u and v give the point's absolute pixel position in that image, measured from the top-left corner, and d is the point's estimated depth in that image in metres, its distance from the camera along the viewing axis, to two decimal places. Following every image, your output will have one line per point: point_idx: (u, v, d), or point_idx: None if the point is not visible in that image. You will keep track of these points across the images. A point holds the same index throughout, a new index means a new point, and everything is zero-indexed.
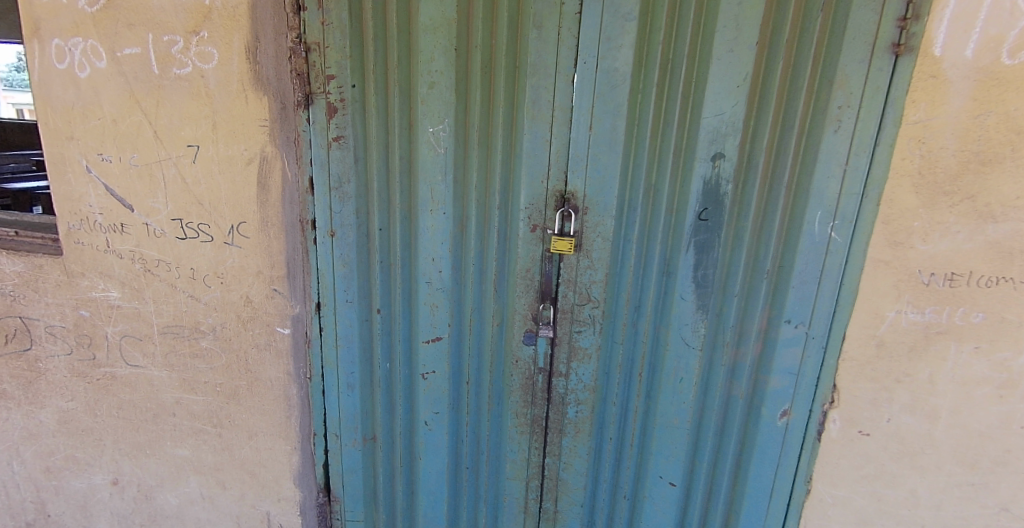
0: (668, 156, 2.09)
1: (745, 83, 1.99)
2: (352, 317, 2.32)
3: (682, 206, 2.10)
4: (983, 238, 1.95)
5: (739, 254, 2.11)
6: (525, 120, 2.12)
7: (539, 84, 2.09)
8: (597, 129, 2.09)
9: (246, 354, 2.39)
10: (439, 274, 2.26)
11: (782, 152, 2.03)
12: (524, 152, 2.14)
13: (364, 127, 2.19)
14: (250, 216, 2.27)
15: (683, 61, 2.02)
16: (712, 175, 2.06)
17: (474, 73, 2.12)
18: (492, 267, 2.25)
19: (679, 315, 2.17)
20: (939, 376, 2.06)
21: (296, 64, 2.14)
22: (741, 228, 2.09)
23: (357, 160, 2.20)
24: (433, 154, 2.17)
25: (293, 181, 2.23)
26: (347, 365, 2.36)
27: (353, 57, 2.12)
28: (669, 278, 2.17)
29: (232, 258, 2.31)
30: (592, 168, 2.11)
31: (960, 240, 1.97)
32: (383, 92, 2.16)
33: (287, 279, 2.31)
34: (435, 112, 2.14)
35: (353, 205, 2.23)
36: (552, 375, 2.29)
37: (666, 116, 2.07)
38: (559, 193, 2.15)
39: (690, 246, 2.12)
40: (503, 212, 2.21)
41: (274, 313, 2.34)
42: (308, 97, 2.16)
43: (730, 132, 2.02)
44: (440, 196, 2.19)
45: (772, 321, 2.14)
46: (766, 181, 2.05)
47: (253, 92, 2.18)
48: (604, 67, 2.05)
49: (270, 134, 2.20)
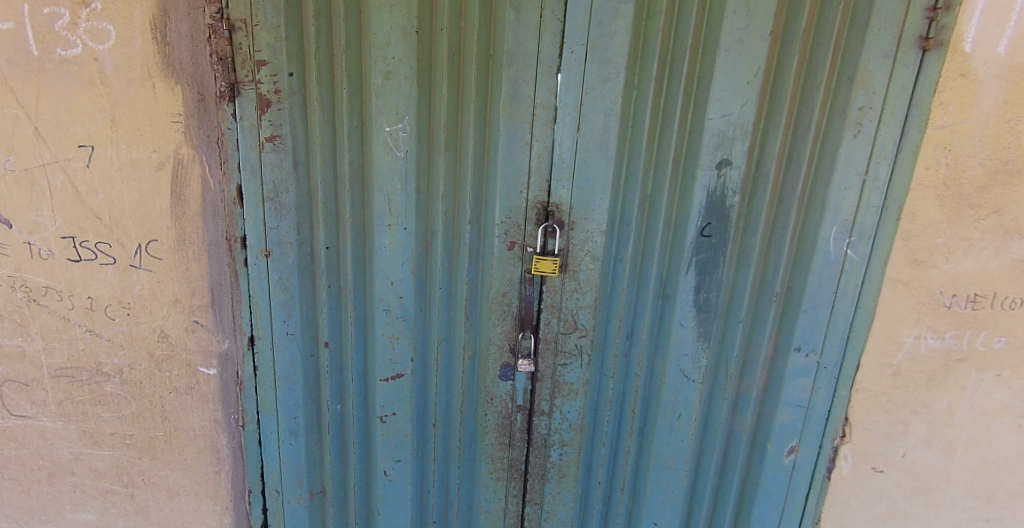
0: (666, 162, 1.81)
1: (755, 80, 1.73)
2: (294, 353, 1.94)
3: (682, 221, 1.83)
4: (1009, 256, 1.77)
5: (744, 275, 1.86)
6: (501, 119, 1.80)
7: (517, 77, 1.77)
8: (586, 131, 1.78)
9: (162, 399, 1.98)
10: (399, 300, 1.91)
11: (794, 159, 1.78)
12: (499, 156, 1.82)
13: (304, 125, 1.81)
14: (163, 233, 1.84)
15: (685, 53, 1.74)
16: (717, 185, 1.79)
17: (439, 62, 1.77)
18: (463, 292, 1.92)
19: (677, 344, 1.91)
20: (958, 406, 1.86)
21: (217, 45, 1.72)
22: (748, 246, 1.84)
23: (297, 165, 1.82)
24: (390, 158, 1.81)
25: (216, 191, 1.82)
26: (288, 409, 1.98)
27: (290, 39, 1.74)
28: (666, 302, 1.90)
29: (141, 285, 1.89)
30: (579, 177, 1.81)
31: (984, 258, 1.78)
32: (328, 82, 1.78)
33: (211, 309, 1.90)
34: (393, 108, 1.78)
35: (293, 220, 1.85)
36: (533, 414, 1.99)
37: (665, 115, 1.78)
38: (541, 205, 1.85)
39: (691, 266, 1.85)
40: (475, 227, 1.88)
41: (196, 351, 1.93)
42: (233, 87, 1.75)
43: (738, 136, 1.76)
44: (399, 208, 1.84)
45: (778, 348, 1.90)
46: (777, 193, 1.80)
47: (162, 81, 1.74)
48: (594, 59, 1.74)
49: (186, 132, 1.78)
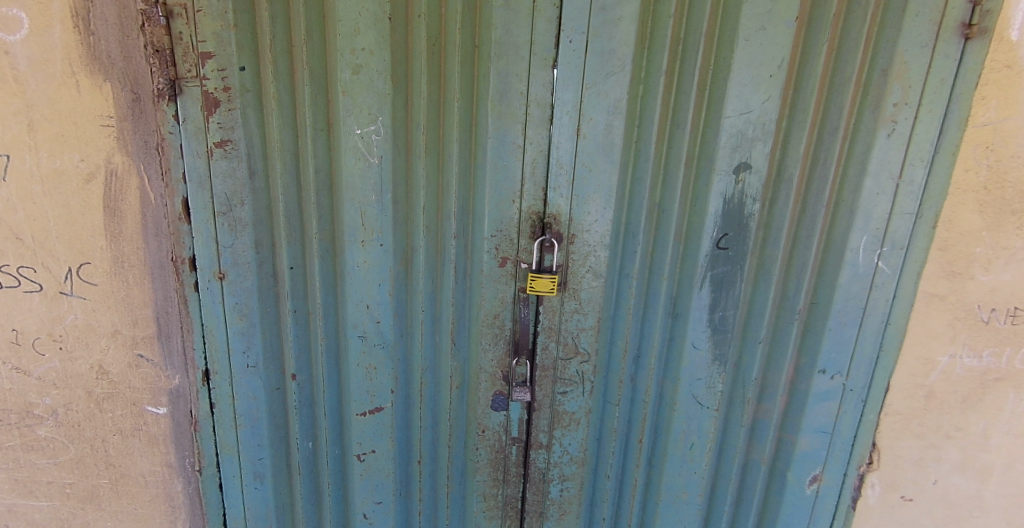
0: (677, 166, 1.60)
1: (779, 72, 1.52)
2: (256, 387, 1.71)
3: (695, 232, 1.63)
4: None
5: (763, 290, 1.67)
6: (489, 119, 1.57)
7: (507, 70, 1.54)
8: (587, 132, 1.56)
9: (104, 443, 1.73)
10: (375, 326, 1.68)
11: (820, 161, 1.59)
12: (487, 161, 1.59)
13: (261, 127, 1.55)
14: (98, 255, 1.58)
15: (699, 41, 1.53)
16: (735, 192, 1.59)
17: (417, 53, 1.53)
18: (449, 314, 1.70)
19: (690, 368, 1.72)
20: (994, 429, 1.70)
21: (152, 35, 1.45)
22: (767, 258, 1.65)
23: (253, 174, 1.57)
24: (362, 165, 1.57)
25: (158, 206, 1.56)
26: (252, 450, 1.75)
27: (241, 27, 1.48)
28: (677, 321, 1.70)
29: (74, 315, 1.62)
30: (580, 184, 1.60)
31: None
32: (287, 77, 1.53)
33: (158, 341, 1.65)
34: (364, 107, 1.53)
35: (250, 237, 1.61)
36: (530, 447, 1.79)
37: (676, 113, 1.57)
38: (536, 216, 1.63)
39: (705, 282, 1.65)
40: (461, 242, 1.66)
41: (141, 389, 1.68)
42: (174, 84, 1.49)
43: (759, 136, 1.56)
44: (374, 222, 1.61)
45: (799, 370, 1.72)
46: (800, 199, 1.61)
47: (87, 77, 1.46)
48: (596, 49, 1.52)
49: (119, 138, 1.51)
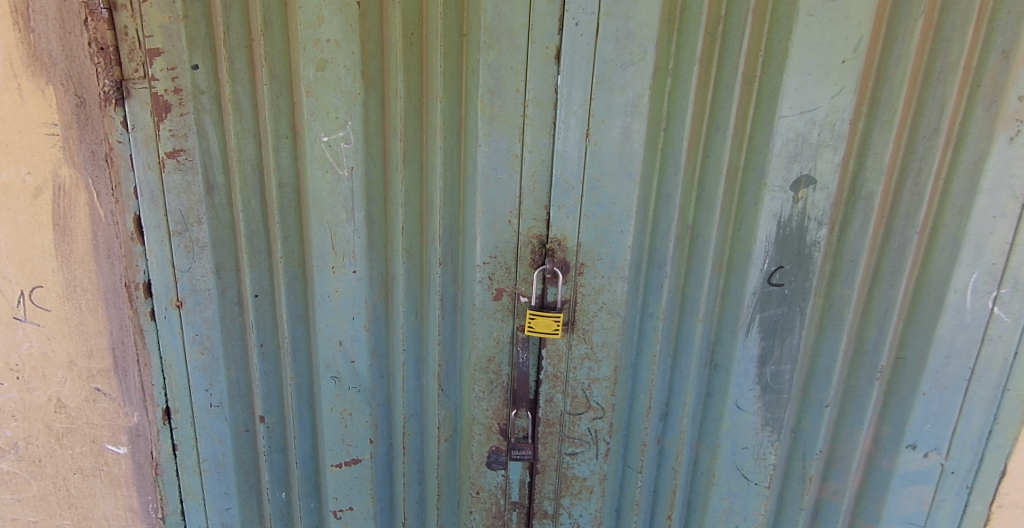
0: (716, 179, 1.27)
1: (854, 57, 1.16)
2: (222, 430, 1.50)
3: (739, 264, 1.29)
4: None
5: (831, 340, 1.30)
6: (480, 122, 1.29)
7: (500, 62, 1.26)
8: (598, 138, 1.26)
9: (66, 482, 1.57)
10: (349, 366, 1.44)
11: (910, 173, 1.20)
12: (478, 174, 1.31)
13: (219, 133, 1.32)
14: (49, 278, 1.42)
15: (744, 20, 1.19)
16: (792, 213, 1.24)
17: (393, 46, 1.28)
18: (435, 355, 1.45)
19: (732, 433, 1.37)
20: None
21: (96, 31, 1.27)
22: (837, 298, 1.28)
23: (210, 188, 1.35)
24: (331, 179, 1.33)
25: (109, 224, 1.38)
26: (219, 499, 1.55)
27: (191, 17, 1.26)
28: (716, 374, 1.36)
29: (29, 343, 1.46)
30: (591, 201, 1.29)
31: None
32: (246, 76, 1.30)
33: (115, 374, 1.48)
34: (331, 111, 1.29)
35: (210, 260, 1.39)
36: (532, 515, 1.51)
37: (713, 113, 1.24)
38: (537, 240, 1.34)
39: (753, 326, 1.31)
40: (449, 269, 1.40)
41: (101, 426, 1.52)
42: (121, 86, 1.30)
43: (828, 141, 1.20)
44: (346, 246, 1.36)
45: (879, 442, 1.33)
46: (882, 222, 1.23)
47: (30, 80, 1.30)
48: (610, 33, 1.21)
49: (66, 148, 1.34)
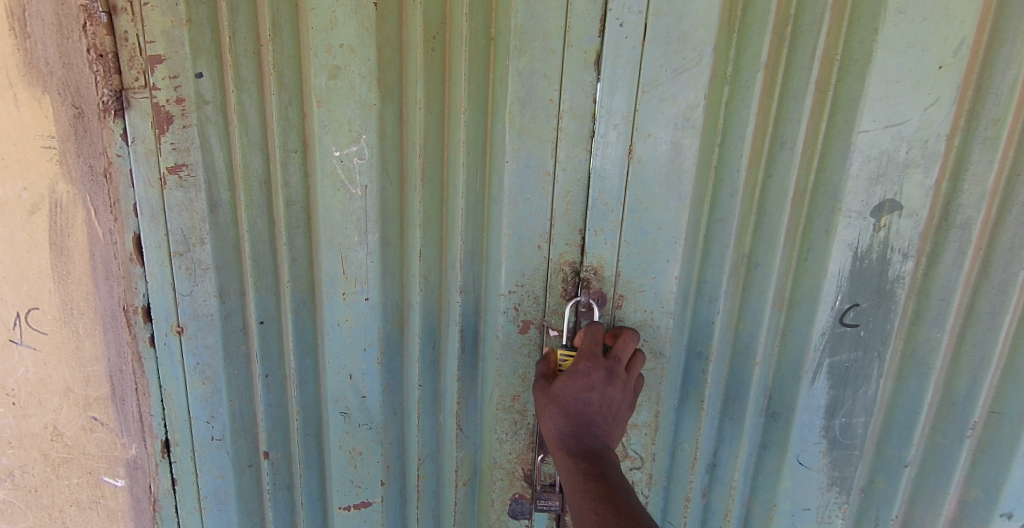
0: (780, 202, 1.13)
1: (954, 62, 1.03)
2: (224, 465, 1.38)
3: (804, 301, 1.17)
4: None
5: (913, 390, 1.19)
6: (507, 137, 1.16)
7: (532, 69, 1.13)
8: (643, 154, 1.13)
9: (62, 514, 1.48)
10: (361, 401, 1.32)
11: (1017, 198, 1.07)
12: (505, 193, 1.19)
13: (225, 145, 1.20)
14: (46, 300, 1.33)
15: (820, 20, 1.05)
16: (872, 243, 1.12)
17: (413, 51, 1.15)
18: (454, 391, 1.33)
19: (795, 491, 1.27)
20: None
21: (95, 36, 1.18)
22: (923, 342, 1.16)
23: (212, 205, 1.22)
24: (343, 197, 1.21)
25: (107, 243, 1.28)
26: None
27: (194, 20, 1.14)
28: (774, 423, 1.24)
29: (24, 368, 1.37)
30: (632, 226, 1.17)
31: None
32: (254, 85, 1.18)
33: (113, 403, 1.39)
34: (343, 122, 1.17)
35: (212, 283, 1.26)
36: None
37: (778, 127, 1.11)
38: (570, 268, 1.22)
39: (821, 372, 1.19)
40: (471, 297, 1.28)
41: (98, 457, 1.43)
42: (121, 96, 1.19)
43: (919, 159, 1.07)
44: (359, 271, 1.24)
45: (966, 507, 1.21)
46: (981, 256, 1.10)
47: (26, 90, 1.21)
48: (660, 35, 1.08)
49: (64, 163, 1.25)
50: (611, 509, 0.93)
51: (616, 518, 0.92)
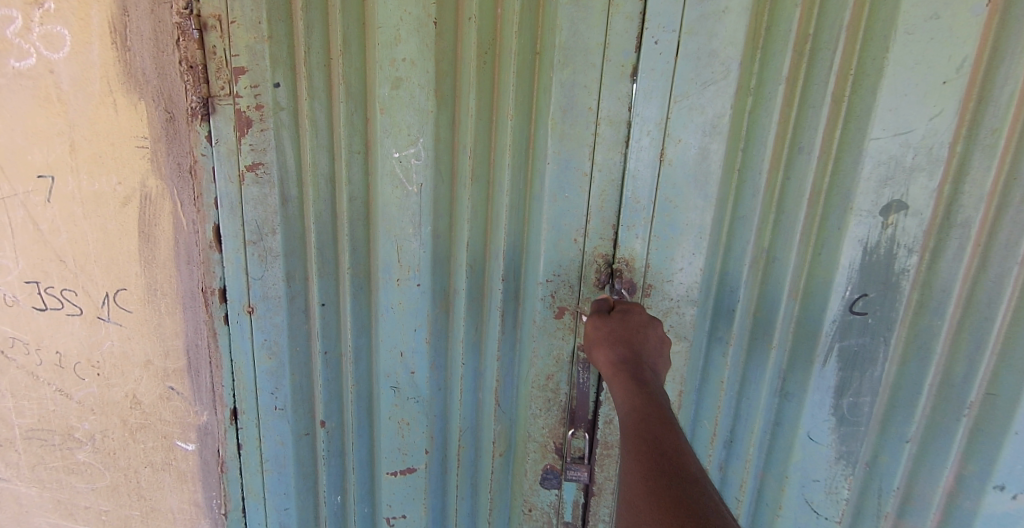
0: (797, 202, 1.28)
1: (957, 78, 1.17)
2: (285, 431, 1.54)
3: (818, 291, 1.31)
4: None
5: (914, 371, 1.32)
6: (550, 141, 1.32)
7: (573, 80, 1.28)
8: (673, 156, 1.28)
9: (137, 474, 1.66)
10: (409, 377, 1.48)
11: (1012, 199, 1.21)
12: (545, 192, 1.34)
13: (297, 148, 1.37)
14: (133, 281, 1.50)
15: (836, 39, 1.19)
16: (880, 239, 1.26)
17: (466, 65, 1.31)
18: (494, 370, 1.48)
19: (805, 463, 1.41)
20: None
21: (186, 50, 1.34)
22: (925, 329, 1.30)
23: (285, 200, 1.39)
24: (401, 194, 1.37)
25: (191, 232, 1.45)
26: (278, 499, 1.60)
27: (276, 37, 1.31)
28: (787, 402, 1.39)
29: (110, 342, 1.55)
30: (662, 221, 1.32)
31: None
32: (324, 94, 1.33)
33: (188, 374, 1.56)
34: (404, 127, 1.33)
35: (282, 268, 1.43)
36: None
37: (797, 134, 1.25)
38: (603, 260, 1.37)
39: (832, 355, 1.34)
40: (511, 285, 1.42)
41: (172, 423, 1.60)
42: (207, 103, 1.36)
43: (924, 165, 1.22)
44: (413, 259, 1.40)
45: (962, 481, 1.35)
46: (978, 252, 1.24)
47: (124, 96, 1.39)
48: (692, 51, 1.23)
49: (155, 160, 1.42)
50: (656, 417, 1.02)
51: (659, 426, 1.01)
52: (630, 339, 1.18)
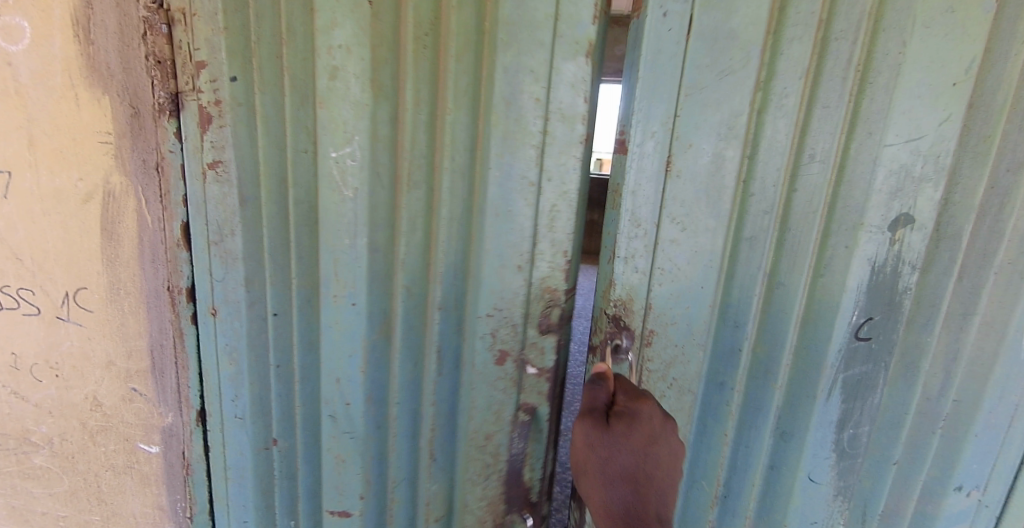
0: (760, 211, 1.24)
1: (966, 81, 1.14)
2: (244, 442, 1.49)
3: (761, 317, 1.29)
4: None
5: (850, 393, 1.32)
6: (494, 141, 1.33)
7: (518, 63, 1.29)
8: (683, 164, 1.27)
9: (97, 478, 1.61)
10: (345, 409, 1.47)
11: (993, 205, 1.21)
12: (490, 203, 1.36)
13: (253, 146, 1.31)
14: (95, 280, 1.46)
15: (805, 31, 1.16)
16: (888, 256, 1.22)
17: (407, 50, 1.27)
18: (430, 418, 1.50)
19: (804, 503, 1.40)
20: None
21: (154, 44, 1.30)
22: (849, 355, 1.29)
23: (245, 200, 1.34)
24: (338, 199, 1.34)
25: (156, 230, 1.40)
26: (240, 506, 1.55)
27: (231, 28, 1.25)
28: (785, 443, 1.36)
29: (70, 342, 1.50)
30: (670, 245, 1.31)
31: None
32: (275, 88, 1.29)
33: (152, 375, 1.51)
34: (340, 125, 1.30)
35: (241, 272, 1.38)
36: None
37: (759, 137, 1.22)
38: (607, 312, 1.42)
39: (835, 389, 1.31)
40: (454, 315, 1.43)
41: (135, 425, 1.55)
42: (176, 99, 1.32)
43: (930, 174, 1.18)
44: (349, 277, 1.38)
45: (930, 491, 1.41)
46: (902, 260, 1.23)
47: (86, 90, 1.35)
48: (705, 34, 1.20)
49: (120, 156, 1.38)
50: None
51: None
52: (636, 496, 1.22)
